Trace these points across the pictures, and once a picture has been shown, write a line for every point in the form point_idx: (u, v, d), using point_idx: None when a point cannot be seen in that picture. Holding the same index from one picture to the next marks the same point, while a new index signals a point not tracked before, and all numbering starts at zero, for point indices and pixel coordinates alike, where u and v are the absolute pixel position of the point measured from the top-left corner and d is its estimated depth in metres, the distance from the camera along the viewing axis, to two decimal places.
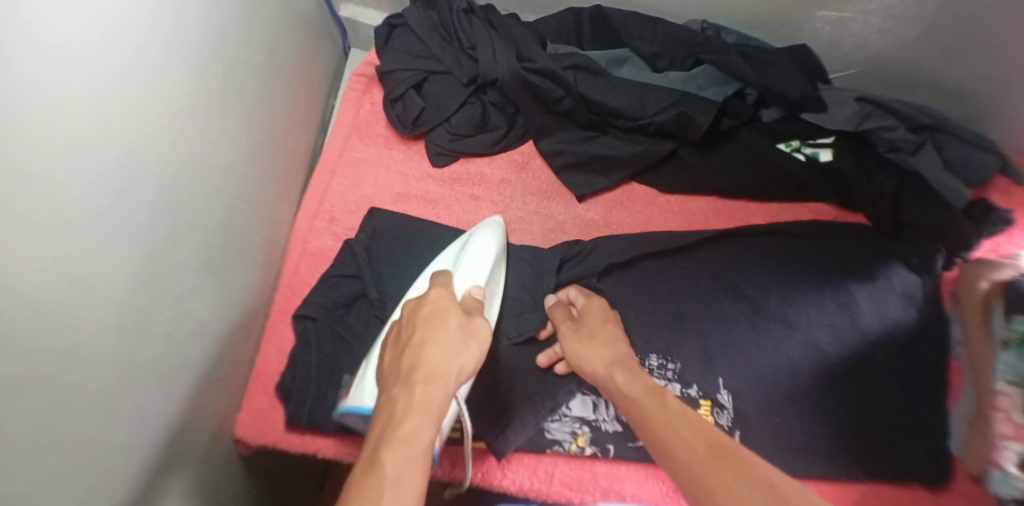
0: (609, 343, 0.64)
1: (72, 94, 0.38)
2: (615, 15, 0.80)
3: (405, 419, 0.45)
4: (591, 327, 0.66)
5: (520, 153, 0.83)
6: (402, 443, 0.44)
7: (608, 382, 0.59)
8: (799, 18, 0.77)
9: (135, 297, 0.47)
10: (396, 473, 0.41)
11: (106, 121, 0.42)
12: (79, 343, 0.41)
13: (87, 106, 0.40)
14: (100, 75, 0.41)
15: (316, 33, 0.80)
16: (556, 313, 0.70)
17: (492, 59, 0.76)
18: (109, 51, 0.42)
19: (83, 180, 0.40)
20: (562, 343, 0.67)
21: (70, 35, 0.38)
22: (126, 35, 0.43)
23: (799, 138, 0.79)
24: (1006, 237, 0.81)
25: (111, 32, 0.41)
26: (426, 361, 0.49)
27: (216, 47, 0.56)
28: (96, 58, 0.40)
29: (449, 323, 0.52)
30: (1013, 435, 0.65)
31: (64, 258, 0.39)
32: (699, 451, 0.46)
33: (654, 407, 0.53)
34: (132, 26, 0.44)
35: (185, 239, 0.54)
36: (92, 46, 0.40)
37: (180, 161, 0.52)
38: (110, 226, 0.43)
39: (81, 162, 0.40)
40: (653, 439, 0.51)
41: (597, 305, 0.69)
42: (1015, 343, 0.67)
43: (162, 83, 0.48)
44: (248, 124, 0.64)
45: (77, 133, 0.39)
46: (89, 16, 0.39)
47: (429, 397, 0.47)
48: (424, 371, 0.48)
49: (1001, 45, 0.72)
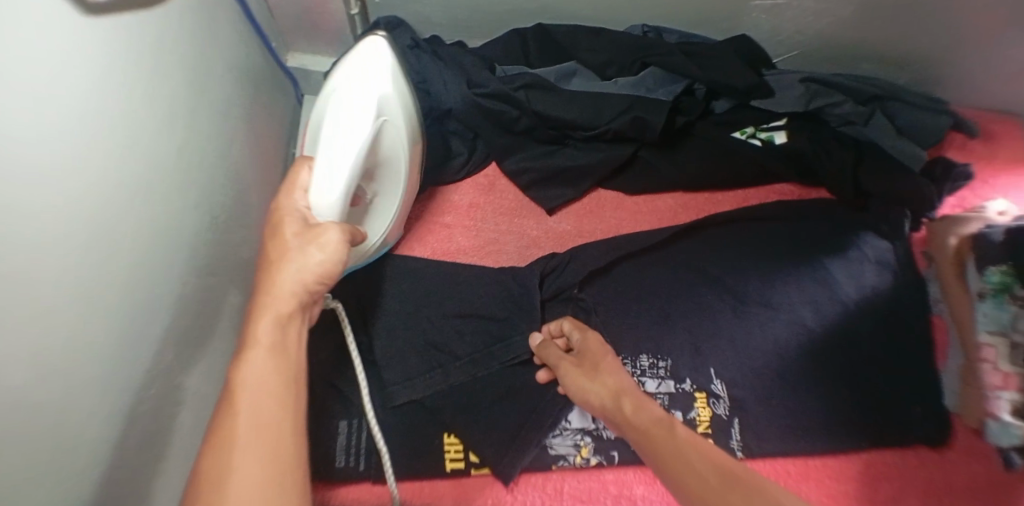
0: (611, 373, 0.61)
1: (43, 190, 0.39)
2: (558, 31, 0.81)
3: (258, 317, 0.45)
4: (594, 361, 0.64)
5: (486, 176, 0.84)
6: (257, 341, 0.44)
7: (616, 414, 0.57)
8: (736, 11, 0.79)
9: (117, 377, 0.47)
10: (254, 371, 0.42)
11: (74, 210, 0.42)
12: (65, 433, 0.41)
13: (58, 199, 0.40)
14: (67, 168, 0.41)
15: (267, 87, 0.81)
16: (545, 349, 0.68)
17: (443, 88, 0.78)
18: (76, 142, 0.42)
19: (58, 271, 0.40)
20: (563, 378, 0.64)
21: (37, 137, 0.38)
22: (89, 123, 0.44)
23: (753, 124, 0.81)
24: (967, 192, 0.83)
25: (75, 124, 0.42)
26: (268, 279, 0.46)
27: (167, 119, 0.55)
28: (61, 150, 0.41)
29: (290, 231, 0.50)
30: (1004, 384, 0.66)
31: (45, 353, 0.39)
32: (709, 479, 0.45)
33: (665, 437, 0.51)
34: (93, 115, 0.44)
35: (163, 312, 0.54)
36: (58, 139, 0.40)
37: (151, 235, 0.53)
38: (84, 317, 0.43)
39: (54, 256, 0.40)
40: (664, 469, 0.49)
41: (595, 340, 0.66)
42: (993, 293, 0.68)
43: (121, 164, 0.48)
44: (211, 188, 0.64)
45: (49, 228, 0.39)
46: (54, 112, 0.40)
47: (279, 297, 0.46)
48: (273, 269, 0.47)
49: (930, 10, 0.74)
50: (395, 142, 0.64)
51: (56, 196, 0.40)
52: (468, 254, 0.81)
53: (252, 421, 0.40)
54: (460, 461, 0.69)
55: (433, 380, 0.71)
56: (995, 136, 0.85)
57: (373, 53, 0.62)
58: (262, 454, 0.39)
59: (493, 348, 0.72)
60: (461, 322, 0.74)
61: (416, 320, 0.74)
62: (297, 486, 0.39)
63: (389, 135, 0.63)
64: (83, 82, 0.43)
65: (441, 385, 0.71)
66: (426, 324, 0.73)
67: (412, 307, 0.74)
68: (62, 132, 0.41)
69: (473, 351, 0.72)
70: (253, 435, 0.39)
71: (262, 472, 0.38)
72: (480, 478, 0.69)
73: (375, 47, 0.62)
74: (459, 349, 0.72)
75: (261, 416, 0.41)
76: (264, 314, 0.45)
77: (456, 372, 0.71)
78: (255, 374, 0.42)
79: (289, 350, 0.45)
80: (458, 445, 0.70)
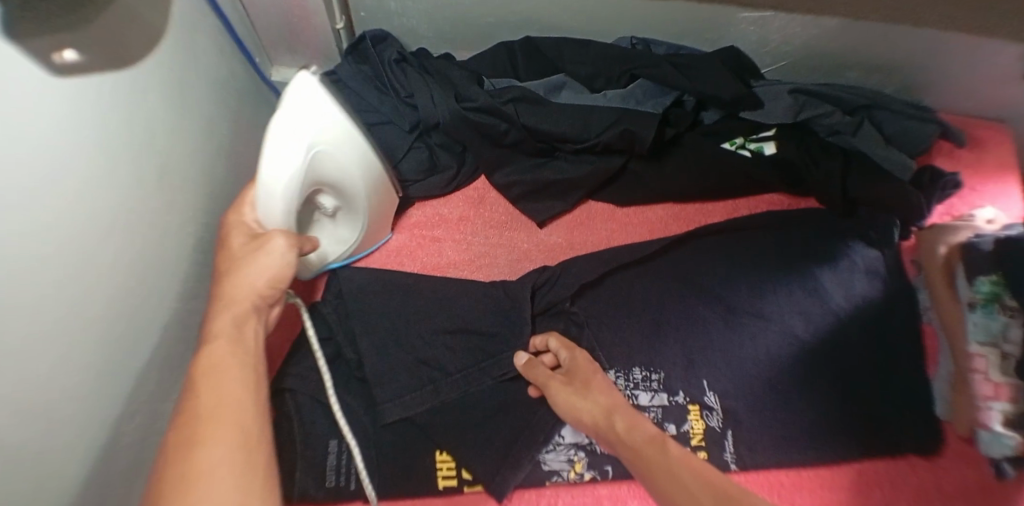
0: (603, 391, 0.62)
1: (15, 223, 0.38)
2: (545, 43, 0.81)
3: (217, 317, 0.52)
4: (584, 380, 0.63)
5: (475, 189, 0.84)
6: (216, 335, 0.51)
7: (609, 433, 0.58)
8: (723, 22, 0.79)
9: (97, 407, 0.47)
10: (212, 358, 0.49)
11: (48, 240, 0.41)
12: (41, 471, 0.40)
13: (30, 231, 0.39)
14: (41, 197, 0.40)
15: (252, 102, 0.80)
16: (532, 367, 0.67)
17: (432, 103, 0.77)
18: (50, 170, 0.41)
19: (31, 306, 0.39)
20: (554, 397, 0.63)
21: (13, 174, 0.38)
22: (64, 151, 0.43)
23: (742, 135, 0.81)
24: (956, 199, 0.83)
25: (48, 152, 0.41)
26: (224, 279, 0.54)
27: (149, 142, 0.55)
28: (34, 180, 0.40)
29: (239, 243, 0.58)
30: (994, 394, 0.66)
31: (20, 393, 0.38)
32: (706, 501, 0.45)
33: (659, 457, 0.51)
34: (67, 142, 0.43)
35: (142, 340, 0.53)
36: (31, 167, 0.39)
37: (132, 261, 0.52)
38: (60, 352, 0.42)
39: (27, 290, 0.39)
40: (657, 490, 0.50)
41: (582, 358, 0.66)
42: (982, 303, 0.68)
43: (102, 193, 0.47)
44: (195, 208, 0.63)
45: (22, 261, 0.38)
46: (26, 142, 0.39)
47: (234, 297, 0.53)
48: (228, 275, 0.55)
49: (915, 20, 0.75)
50: (338, 171, 0.63)
51: (28, 227, 0.39)
52: (459, 268, 0.80)
53: (214, 401, 0.46)
54: (453, 478, 0.68)
55: (424, 397, 0.70)
56: (982, 142, 0.85)
57: (301, 89, 0.56)
58: (228, 426, 0.45)
59: (484, 365, 0.72)
60: (452, 337, 0.73)
61: (407, 336, 0.73)
62: (260, 439, 0.45)
63: (328, 167, 0.61)
64: (58, 110, 0.42)
65: (432, 402, 0.70)
66: (417, 341, 0.73)
67: (402, 323, 0.73)
68: (34, 161, 0.40)
69: (464, 367, 0.72)
70: (213, 406, 0.46)
71: (227, 438, 0.44)
72: (472, 495, 0.69)
73: (303, 82, 0.56)
74: (451, 366, 0.72)
75: (223, 395, 0.47)
76: (222, 313, 0.53)
77: (447, 389, 0.71)
78: (218, 360, 0.49)
79: (246, 342, 0.52)
80: (450, 462, 0.69)
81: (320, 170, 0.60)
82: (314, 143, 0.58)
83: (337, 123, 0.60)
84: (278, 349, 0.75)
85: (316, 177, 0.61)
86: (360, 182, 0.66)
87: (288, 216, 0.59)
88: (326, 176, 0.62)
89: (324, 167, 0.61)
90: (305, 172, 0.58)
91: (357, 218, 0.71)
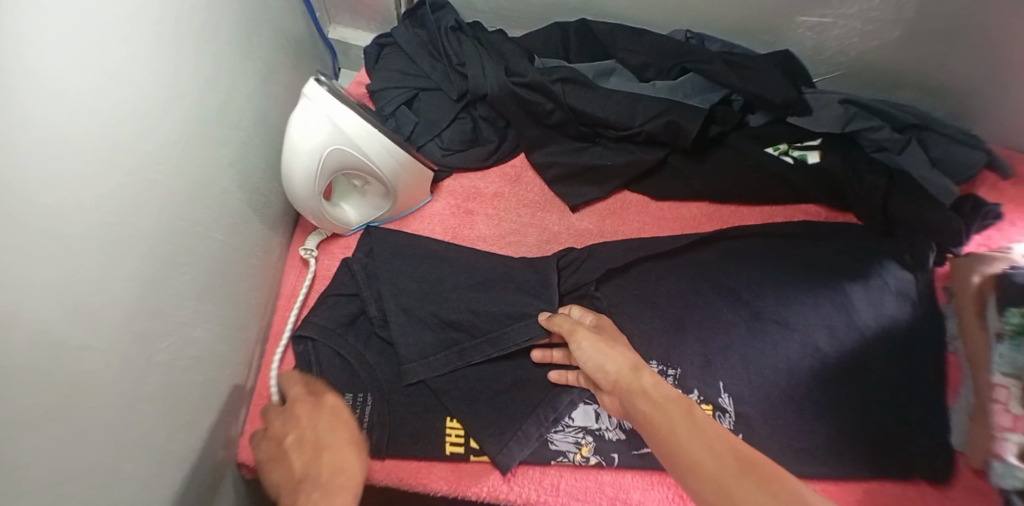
0: (629, 350, 0.62)
1: (54, 121, 0.38)
2: (600, 28, 0.81)
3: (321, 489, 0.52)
4: (612, 337, 0.65)
5: (512, 167, 0.84)
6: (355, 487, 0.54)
7: (629, 383, 0.57)
8: (781, 25, 0.78)
9: (140, 323, 0.48)
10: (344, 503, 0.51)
11: (94, 145, 0.42)
12: (87, 371, 0.42)
13: (71, 132, 0.39)
14: (85, 102, 0.41)
15: (308, 56, 0.81)
16: (560, 317, 0.68)
17: (481, 74, 0.78)
18: (101, 78, 0.42)
19: (71, 206, 0.40)
20: (581, 341, 0.64)
21: (78, 78, 0.40)
22: (117, 62, 0.44)
23: (787, 141, 0.81)
24: (995, 232, 0.82)
25: (101, 60, 0.42)
26: (327, 445, 0.57)
27: (208, 72, 0.56)
28: (78, 82, 0.40)
29: (322, 406, 0.62)
30: (1012, 426, 0.65)
31: (72, 291, 0.40)
32: (727, 468, 0.45)
33: (682, 418, 0.51)
34: (120, 54, 0.44)
35: (188, 268, 0.55)
36: (80, 70, 0.40)
37: (183, 187, 0.53)
38: (113, 258, 0.44)
39: (66, 188, 0.39)
40: (675, 453, 0.49)
41: (607, 322, 0.69)
42: (1011, 335, 0.67)
43: (157, 112, 0.49)
44: (245, 149, 0.64)
45: (66, 161, 0.39)
46: (78, 45, 0.40)
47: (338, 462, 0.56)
48: (358, 440, 0.59)
49: (978, 42, 0.74)
50: (361, 165, 0.67)
51: (71, 128, 0.39)
52: (489, 242, 0.80)
53: None
54: (460, 446, 0.69)
55: (447, 360, 0.71)
56: None
57: (318, 96, 0.63)
58: None
59: (498, 336, 0.71)
60: (477, 306, 0.73)
61: (431, 300, 0.73)
62: None
63: (351, 162, 0.66)
64: (114, 22, 0.43)
65: (447, 368, 0.70)
66: (440, 305, 0.73)
67: (426, 288, 0.74)
68: (84, 65, 0.40)
69: (483, 337, 0.72)
70: None
71: None
72: (478, 464, 0.69)
73: (317, 90, 0.62)
74: (470, 335, 0.72)
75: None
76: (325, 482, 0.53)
77: (472, 351, 0.71)
78: None
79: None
80: (459, 429, 0.70)
81: (342, 164, 0.66)
82: (329, 143, 0.63)
83: (358, 128, 0.64)
84: (306, 301, 0.76)
85: (340, 168, 0.67)
86: (386, 174, 0.69)
87: (312, 192, 0.67)
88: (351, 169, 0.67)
89: (342, 162, 0.66)
90: (323, 165, 0.65)
91: (386, 196, 0.75)
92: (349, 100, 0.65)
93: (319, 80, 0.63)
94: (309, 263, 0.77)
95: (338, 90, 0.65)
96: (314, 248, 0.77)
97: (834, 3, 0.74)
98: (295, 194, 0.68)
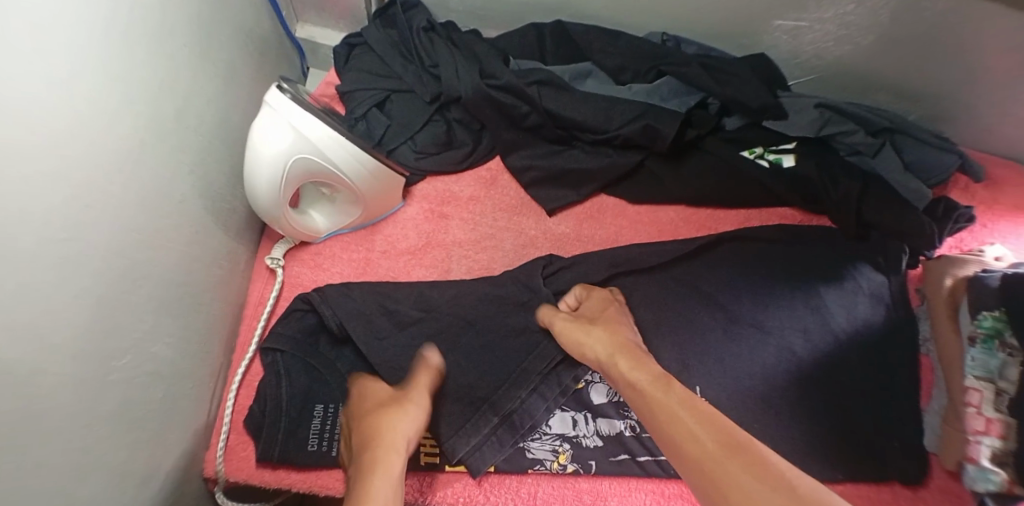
0: (608, 328, 0.62)
1: None
2: (577, 31, 0.81)
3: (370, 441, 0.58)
4: (591, 318, 0.65)
5: (488, 170, 0.83)
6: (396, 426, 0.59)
7: (612, 370, 0.58)
8: (757, 28, 0.78)
9: (97, 342, 0.46)
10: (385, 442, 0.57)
11: (38, 157, 0.39)
12: (39, 395, 0.39)
13: (9, 144, 0.36)
14: (28, 115, 0.38)
15: (274, 56, 0.79)
16: (549, 311, 0.70)
17: (455, 76, 0.77)
18: (48, 86, 0.40)
19: (18, 219, 0.37)
20: (560, 331, 0.65)
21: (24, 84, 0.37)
22: (61, 67, 0.41)
23: (763, 144, 0.81)
24: (966, 233, 0.82)
25: (42, 62, 0.39)
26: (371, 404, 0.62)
27: (164, 74, 0.53)
28: (17, 90, 0.37)
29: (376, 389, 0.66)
30: (986, 429, 0.65)
31: (22, 318, 0.38)
32: (708, 445, 0.45)
33: (664, 397, 0.51)
34: (64, 65, 0.41)
35: (148, 279, 0.53)
36: (20, 79, 0.37)
37: (139, 194, 0.50)
38: (66, 275, 0.42)
39: (7, 201, 0.36)
40: (661, 435, 0.49)
41: (600, 296, 0.70)
42: (983, 339, 0.68)
43: (110, 123, 0.46)
44: (207, 153, 0.62)
45: (15, 172, 0.37)
46: (18, 57, 0.37)
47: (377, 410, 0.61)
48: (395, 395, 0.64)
49: (951, 49, 0.74)
50: (331, 173, 0.65)
51: (17, 138, 0.37)
52: (463, 246, 0.79)
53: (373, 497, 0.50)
54: (435, 456, 0.67)
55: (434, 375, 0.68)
56: (998, 180, 0.84)
57: (281, 104, 0.61)
58: None
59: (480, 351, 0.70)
60: (454, 313, 0.72)
61: (403, 305, 0.71)
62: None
63: (317, 170, 0.64)
64: (59, 35, 0.40)
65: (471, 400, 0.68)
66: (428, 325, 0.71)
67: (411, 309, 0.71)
68: (23, 73, 0.37)
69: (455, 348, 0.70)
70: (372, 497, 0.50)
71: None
72: (453, 474, 0.68)
73: (281, 100, 0.60)
74: (444, 348, 0.70)
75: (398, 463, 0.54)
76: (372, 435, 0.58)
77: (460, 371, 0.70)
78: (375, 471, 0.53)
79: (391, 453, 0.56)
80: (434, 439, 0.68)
81: (308, 172, 0.64)
82: (294, 151, 0.61)
83: (323, 136, 0.62)
84: (274, 310, 0.74)
85: (306, 176, 0.65)
86: (358, 180, 0.68)
87: (280, 202, 0.65)
88: (321, 175, 0.65)
89: (311, 170, 0.64)
90: (290, 174, 0.63)
91: (357, 203, 0.72)
92: (312, 106, 0.64)
93: (280, 87, 0.61)
94: (276, 272, 0.75)
95: (299, 96, 0.63)
96: (281, 258, 0.75)
97: (808, 8, 0.74)
98: (273, 216, 0.68)
